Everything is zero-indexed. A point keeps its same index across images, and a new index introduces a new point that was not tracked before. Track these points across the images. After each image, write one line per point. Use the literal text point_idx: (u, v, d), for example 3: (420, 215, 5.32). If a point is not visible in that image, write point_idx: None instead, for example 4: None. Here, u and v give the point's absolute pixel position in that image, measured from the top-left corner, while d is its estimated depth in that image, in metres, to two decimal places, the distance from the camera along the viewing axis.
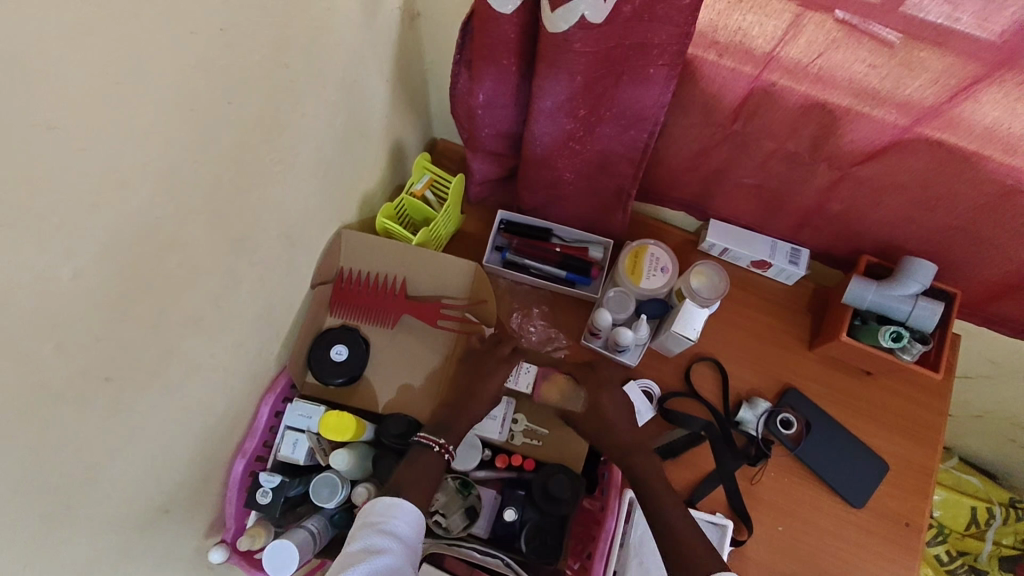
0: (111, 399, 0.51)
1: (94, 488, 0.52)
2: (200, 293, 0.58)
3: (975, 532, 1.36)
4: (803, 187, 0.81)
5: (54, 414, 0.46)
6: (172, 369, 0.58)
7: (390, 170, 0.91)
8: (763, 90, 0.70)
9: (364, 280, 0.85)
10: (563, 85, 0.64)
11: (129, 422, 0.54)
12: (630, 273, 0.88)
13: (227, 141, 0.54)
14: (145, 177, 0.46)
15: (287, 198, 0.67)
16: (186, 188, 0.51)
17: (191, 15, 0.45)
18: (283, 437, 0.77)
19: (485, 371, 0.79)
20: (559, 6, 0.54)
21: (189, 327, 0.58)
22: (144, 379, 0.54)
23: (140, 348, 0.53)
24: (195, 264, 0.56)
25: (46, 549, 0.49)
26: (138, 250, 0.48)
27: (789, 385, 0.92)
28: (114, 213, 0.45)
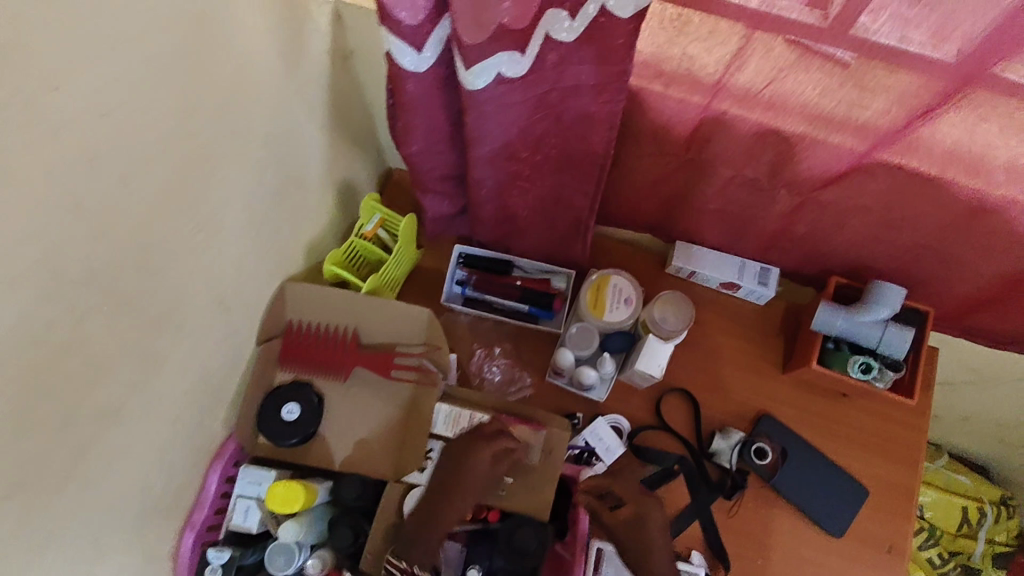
0: (19, 512, 0.47)
1: None
2: (120, 378, 0.54)
3: (968, 531, 1.33)
4: (765, 212, 0.78)
5: None
6: (93, 464, 0.53)
7: (337, 212, 0.87)
8: (715, 119, 0.66)
9: (313, 333, 0.81)
10: (497, 134, 0.61)
11: (50, 527, 0.50)
12: (593, 307, 0.85)
13: (133, 221, 0.50)
14: (34, 277, 0.42)
15: (217, 263, 0.63)
16: (85, 278, 0.47)
17: (77, 91, 0.41)
18: (233, 506, 0.74)
19: (470, 463, 0.73)
20: (474, 63, 0.51)
21: (108, 417, 0.54)
22: (62, 480, 0.50)
23: (54, 449, 0.49)
24: (108, 353, 0.52)
25: None
26: (36, 350, 0.44)
27: (763, 411, 0.89)
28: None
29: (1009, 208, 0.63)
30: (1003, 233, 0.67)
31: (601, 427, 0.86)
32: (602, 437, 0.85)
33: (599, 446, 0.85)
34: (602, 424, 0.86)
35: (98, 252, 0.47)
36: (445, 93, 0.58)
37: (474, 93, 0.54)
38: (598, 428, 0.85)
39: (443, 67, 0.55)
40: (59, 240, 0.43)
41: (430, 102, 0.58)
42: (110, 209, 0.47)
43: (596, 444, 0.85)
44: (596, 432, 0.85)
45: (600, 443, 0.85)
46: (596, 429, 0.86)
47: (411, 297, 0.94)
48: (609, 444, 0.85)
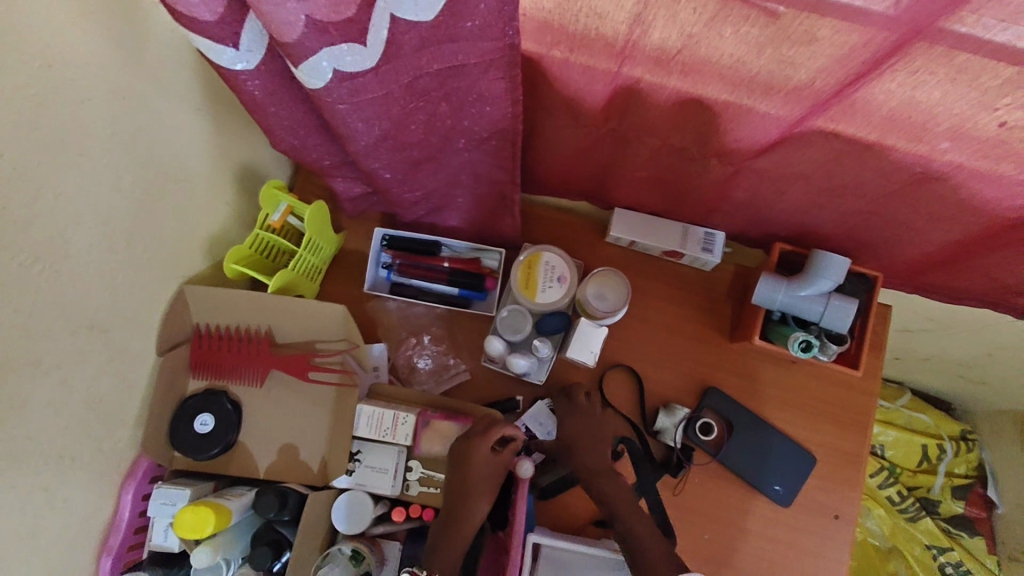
0: None
1: None
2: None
3: (927, 467, 1.35)
4: (700, 179, 0.71)
5: None
6: None
7: (240, 200, 0.79)
8: (628, 89, 0.58)
9: (224, 335, 0.76)
10: (367, 129, 0.55)
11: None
12: (524, 288, 0.79)
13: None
14: None
15: (79, 284, 0.56)
16: None
17: None
18: (153, 525, 0.71)
19: (470, 464, 0.70)
20: (301, 63, 0.46)
21: None
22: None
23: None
24: None
25: None
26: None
27: (710, 383, 0.85)
28: None
29: (956, 175, 0.57)
30: (950, 198, 0.61)
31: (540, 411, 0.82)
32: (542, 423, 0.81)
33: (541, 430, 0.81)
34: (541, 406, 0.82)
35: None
36: (295, 86, 0.53)
37: (320, 95, 0.49)
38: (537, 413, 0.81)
39: (279, 63, 0.50)
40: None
41: (280, 97, 0.54)
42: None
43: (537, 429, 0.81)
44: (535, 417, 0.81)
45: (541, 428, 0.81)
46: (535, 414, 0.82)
47: (335, 283, 0.88)
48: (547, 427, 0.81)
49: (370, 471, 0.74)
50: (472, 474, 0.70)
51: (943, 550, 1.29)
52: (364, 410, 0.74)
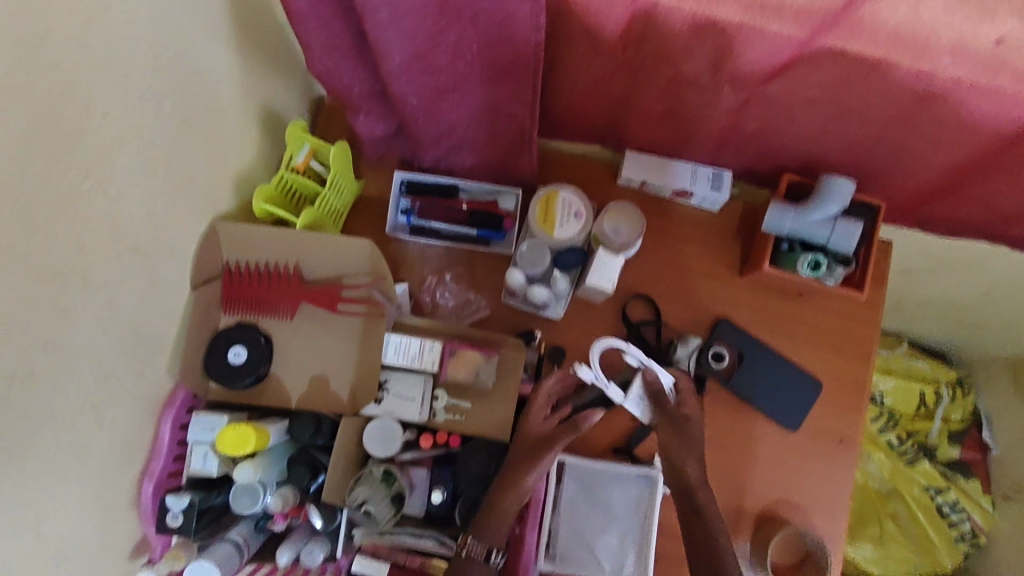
0: None
1: None
2: (33, 339, 0.52)
3: (925, 413, 1.39)
4: (712, 110, 0.74)
5: None
6: (15, 426, 0.51)
7: (264, 143, 0.82)
8: (645, 13, 0.61)
9: (255, 272, 0.78)
10: (401, 46, 0.60)
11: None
12: (542, 223, 0.83)
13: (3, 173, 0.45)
14: None
15: (125, 204, 0.59)
16: None
17: None
18: (191, 452, 0.73)
19: (524, 424, 0.74)
20: None
21: (21, 380, 0.51)
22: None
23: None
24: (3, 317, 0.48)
25: None
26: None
27: (720, 316, 0.89)
28: None
29: (957, 93, 0.60)
30: (950, 118, 0.64)
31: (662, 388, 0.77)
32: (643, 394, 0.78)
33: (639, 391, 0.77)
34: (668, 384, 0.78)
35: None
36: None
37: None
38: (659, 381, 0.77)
39: None
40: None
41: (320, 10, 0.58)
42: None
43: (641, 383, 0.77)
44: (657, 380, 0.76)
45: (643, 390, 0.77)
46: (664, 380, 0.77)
47: (357, 226, 0.91)
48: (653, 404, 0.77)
49: (397, 399, 0.77)
50: (523, 436, 0.73)
51: (939, 490, 1.34)
52: (392, 339, 0.77)
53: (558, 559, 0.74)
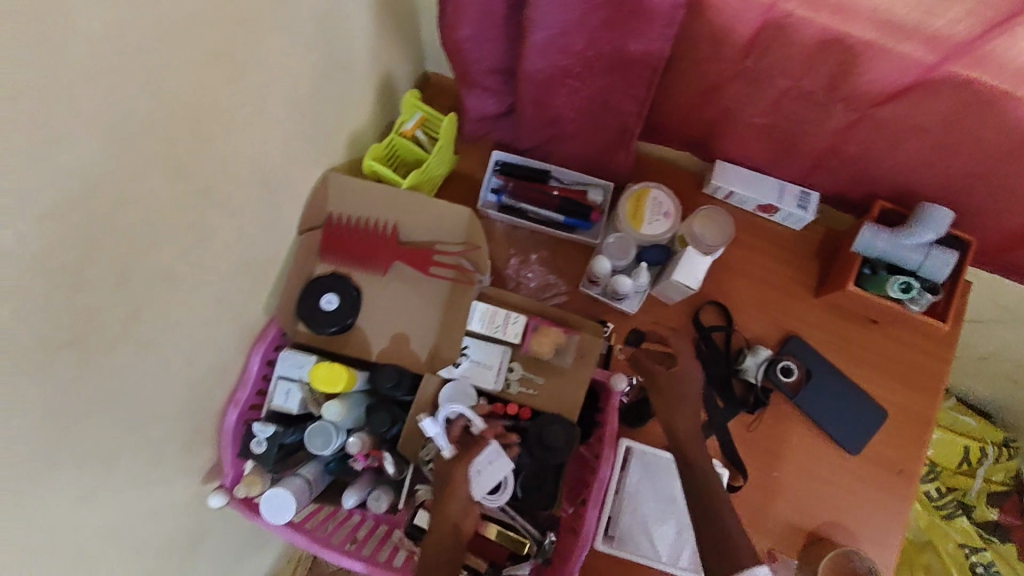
0: (81, 363, 0.49)
1: (72, 450, 0.51)
2: (171, 249, 0.55)
3: (966, 470, 1.37)
4: (817, 128, 0.76)
5: (23, 381, 0.43)
6: (143, 325, 0.55)
7: (378, 108, 0.86)
8: (777, 24, 0.62)
9: (354, 225, 0.81)
10: (545, 26, 0.62)
11: (102, 385, 0.52)
12: (631, 218, 0.85)
13: (179, 85, 0.48)
14: (91, 127, 0.42)
15: (261, 139, 0.62)
16: (140, 136, 0.46)
17: None
18: (274, 386, 0.76)
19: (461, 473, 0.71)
20: None
21: (161, 281, 0.55)
22: (108, 341, 0.51)
23: (111, 311, 0.50)
24: (159, 216, 0.52)
25: (24, 516, 0.47)
26: (80, 209, 0.44)
27: (791, 333, 0.90)
28: (59, 173, 0.40)
29: None
30: None
31: (498, 472, 0.72)
32: (483, 470, 0.71)
33: (478, 460, 0.71)
34: (507, 477, 0.72)
35: (144, 115, 0.46)
36: None
37: None
38: (499, 464, 0.72)
39: None
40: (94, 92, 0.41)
41: None
42: (159, 65, 0.46)
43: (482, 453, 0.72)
44: (498, 455, 0.72)
45: (482, 462, 0.72)
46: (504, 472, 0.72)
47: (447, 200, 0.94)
48: (489, 485, 0.71)
49: (475, 365, 0.79)
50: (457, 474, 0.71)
51: (973, 549, 1.32)
52: (479, 306, 0.80)
53: (615, 541, 0.74)
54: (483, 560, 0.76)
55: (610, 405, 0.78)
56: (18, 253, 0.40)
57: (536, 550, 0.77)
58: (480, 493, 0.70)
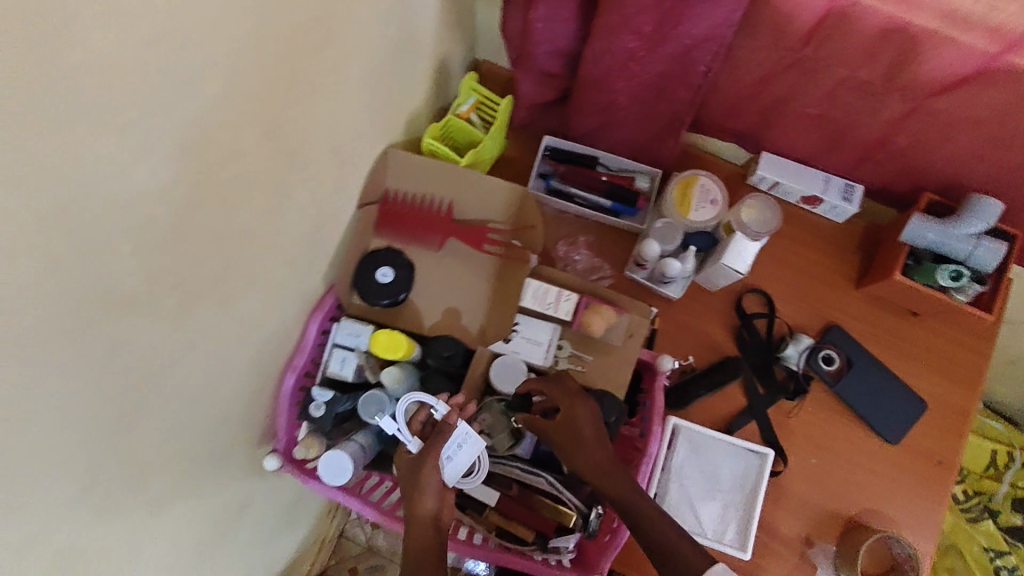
0: (164, 313, 0.50)
1: (147, 398, 0.52)
2: (251, 210, 0.57)
3: (993, 473, 1.36)
4: (870, 118, 0.77)
5: (113, 323, 0.45)
6: (219, 283, 0.57)
7: (434, 89, 0.88)
8: (841, 12, 0.63)
9: (410, 201, 0.83)
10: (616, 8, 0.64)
11: (179, 337, 0.54)
12: (679, 205, 0.86)
13: (272, 48, 0.50)
14: (194, 81, 0.44)
15: (335, 110, 0.64)
16: (234, 95, 0.48)
17: None
18: (332, 355, 0.79)
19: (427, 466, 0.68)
20: None
21: (238, 241, 0.57)
22: (189, 294, 0.53)
23: (194, 264, 0.52)
24: (242, 176, 0.54)
25: (103, 457, 0.49)
26: (183, 161, 0.45)
27: (832, 323, 0.92)
28: (164, 124, 0.42)
29: None
30: None
31: (472, 452, 0.71)
32: (454, 455, 0.70)
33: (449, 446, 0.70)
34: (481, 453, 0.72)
35: (240, 74, 0.48)
36: None
37: None
38: (471, 444, 0.71)
39: None
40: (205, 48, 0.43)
41: None
42: (257, 26, 0.47)
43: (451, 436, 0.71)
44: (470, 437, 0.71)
45: (453, 445, 0.71)
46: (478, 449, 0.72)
47: None
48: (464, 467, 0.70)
49: (525, 342, 0.81)
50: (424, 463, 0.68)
51: (999, 552, 1.30)
52: (532, 284, 0.81)
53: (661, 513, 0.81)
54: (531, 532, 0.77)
55: (656, 385, 0.80)
56: (129, 197, 0.42)
57: (581, 525, 0.77)
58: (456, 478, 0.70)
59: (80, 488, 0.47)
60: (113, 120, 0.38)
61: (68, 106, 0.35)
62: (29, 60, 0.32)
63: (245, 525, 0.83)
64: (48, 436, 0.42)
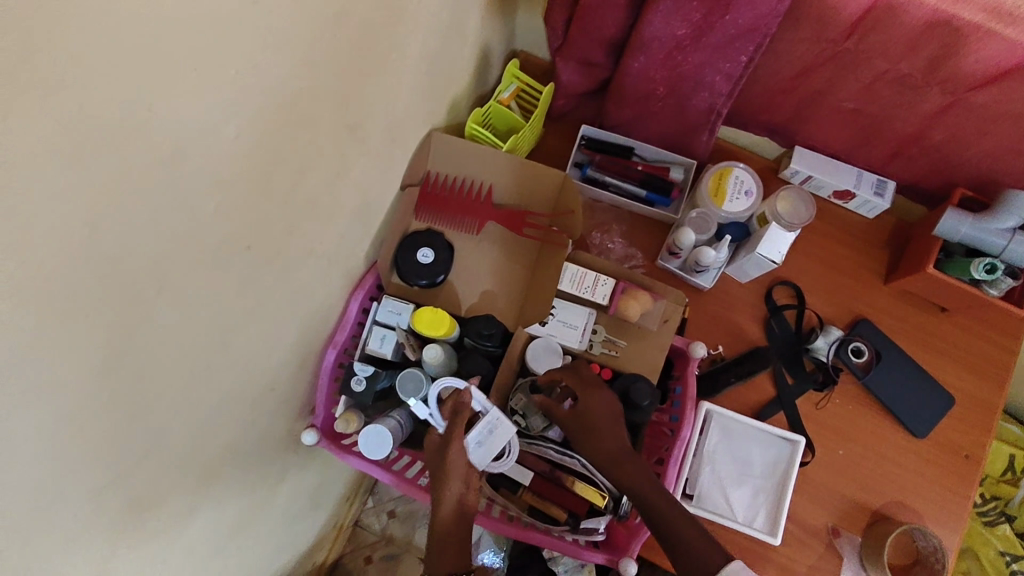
0: (224, 275, 0.51)
1: (203, 361, 0.54)
2: (306, 181, 0.58)
3: (1010, 479, 1.28)
4: (907, 113, 0.78)
5: (182, 282, 0.46)
6: (272, 252, 0.58)
7: (476, 76, 0.89)
8: (887, 5, 0.64)
9: (451, 184, 0.85)
10: None
11: (234, 303, 0.55)
12: (713, 195, 0.87)
13: (342, 21, 0.51)
14: (271, 50, 0.45)
15: (389, 88, 0.65)
16: (303, 66, 0.49)
17: None
18: (371, 332, 0.80)
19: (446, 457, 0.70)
20: None
21: (291, 212, 0.58)
22: (247, 259, 0.54)
23: (252, 229, 0.53)
24: (301, 147, 0.55)
25: (158, 416, 0.50)
26: (253, 125, 0.46)
27: (861, 316, 0.93)
28: (240, 87, 0.43)
29: None
30: None
31: (501, 438, 0.73)
32: (483, 441, 0.72)
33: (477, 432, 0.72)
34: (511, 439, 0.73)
35: (311, 45, 0.49)
36: None
37: None
38: (499, 431, 0.73)
39: None
40: (279, 11, 0.44)
41: None
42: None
43: (479, 425, 0.73)
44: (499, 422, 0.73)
45: (483, 431, 0.73)
46: (508, 435, 0.73)
47: None
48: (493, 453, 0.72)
49: (561, 325, 0.82)
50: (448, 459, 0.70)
51: (1016, 557, 1.22)
52: (570, 268, 0.83)
53: (694, 498, 0.83)
54: (564, 513, 0.79)
55: (687, 371, 0.81)
56: (207, 157, 0.43)
57: (612, 507, 0.79)
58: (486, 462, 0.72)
59: (137, 442, 0.49)
60: (197, 80, 0.39)
61: (162, 58, 0.36)
62: (134, 12, 0.33)
63: (280, 497, 0.85)
64: (115, 387, 0.44)
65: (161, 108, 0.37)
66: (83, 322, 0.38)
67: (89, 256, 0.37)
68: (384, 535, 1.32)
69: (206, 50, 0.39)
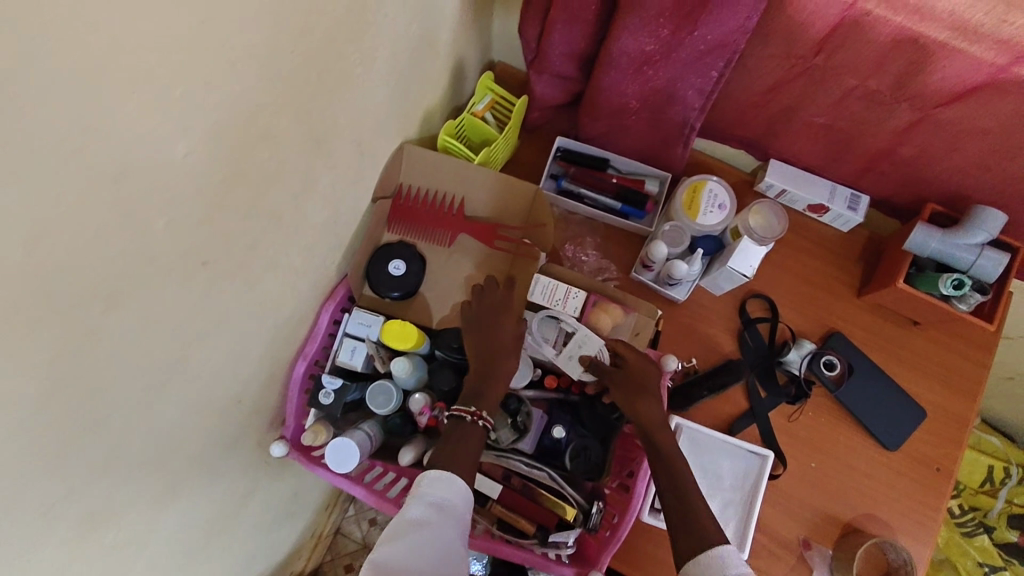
0: (181, 292, 0.51)
1: (161, 376, 0.53)
2: (267, 195, 0.58)
3: (988, 489, 1.28)
4: (878, 128, 0.78)
5: (134, 299, 0.46)
6: (232, 267, 0.57)
7: (451, 88, 0.90)
8: (854, 21, 0.64)
9: (423, 197, 0.85)
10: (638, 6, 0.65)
11: (194, 318, 0.54)
12: (687, 209, 0.87)
13: (301, 38, 0.51)
14: (225, 70, 0.45)
15: (355, 101, 0.65)
16: (258, 82, 0.49)
17: None
18: (341, 344, 0.81)
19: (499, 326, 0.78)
20: None
21: (252, 225, 0.58)
22: (205, 274, 0.54)
23: (211, 243, 0.53)
24: (260, 161, 0.54)
25: (113, 432, 0.49)
26: (205, 142, 0.46)
27: (834, 329, 0.93)
28: (191, 106, 0.43)
29: None
30: None
31: (594, 349, 0.80)
32: (574, 354, 0.81)
33: (570, 345, 0.81)
34: (602, 352, 0.79)
35: (267, 62, 0.49)
36: None
37: None
38: (590, 343, 0.80)
39: None
40: (234, 29, 0.43)
41: None
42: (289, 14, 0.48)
43: (573, 340, 0.81)
44: (585, 338, 0.80)
45: (573, 346, 0.81)
46: (599, 347, 0.80)
47: None
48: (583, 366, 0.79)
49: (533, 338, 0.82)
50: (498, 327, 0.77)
51: (995, 568, 1.22)
52: (541, 280, 0.83)
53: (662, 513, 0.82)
54: (534, 526, 0.78)
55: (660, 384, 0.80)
56: (157, 175, 0.43)
57: (581, 520, 0.78)
58: (578, 372, 0.80)
59: (91, 460, 0.48)
60: (143, 99, 0.39)
61: (105, 78, 0.35)
62: (74, 36, 0.33)
63: (250, 509, 0.84)
64: (64, 407, 0.43)
65: (108, 126, 0.37)
66: (28, 340, 0.38)
67: (32, 278, 0.36)
68: (363, 543, 1.31)
69: (153, 70, 0.38)
